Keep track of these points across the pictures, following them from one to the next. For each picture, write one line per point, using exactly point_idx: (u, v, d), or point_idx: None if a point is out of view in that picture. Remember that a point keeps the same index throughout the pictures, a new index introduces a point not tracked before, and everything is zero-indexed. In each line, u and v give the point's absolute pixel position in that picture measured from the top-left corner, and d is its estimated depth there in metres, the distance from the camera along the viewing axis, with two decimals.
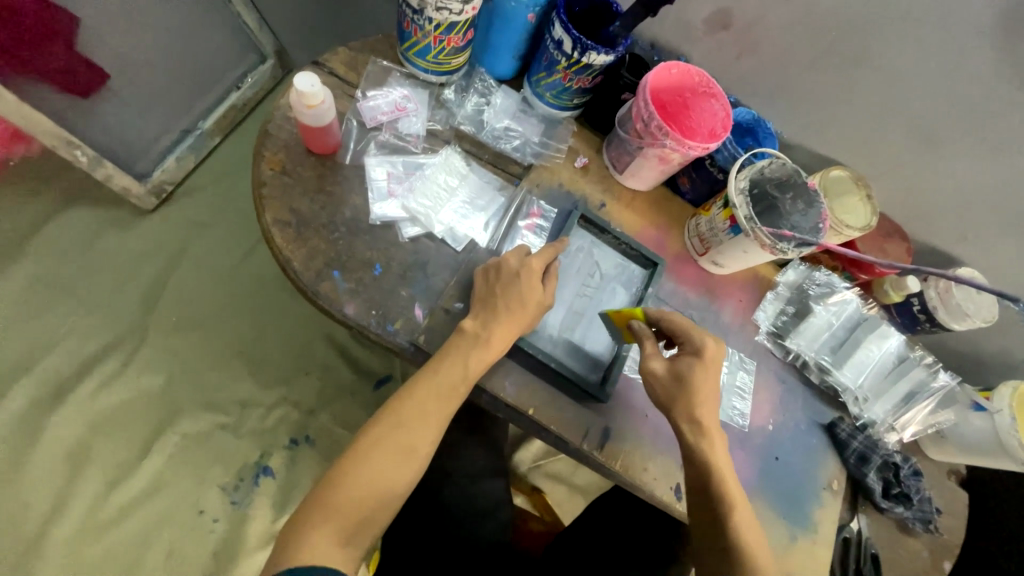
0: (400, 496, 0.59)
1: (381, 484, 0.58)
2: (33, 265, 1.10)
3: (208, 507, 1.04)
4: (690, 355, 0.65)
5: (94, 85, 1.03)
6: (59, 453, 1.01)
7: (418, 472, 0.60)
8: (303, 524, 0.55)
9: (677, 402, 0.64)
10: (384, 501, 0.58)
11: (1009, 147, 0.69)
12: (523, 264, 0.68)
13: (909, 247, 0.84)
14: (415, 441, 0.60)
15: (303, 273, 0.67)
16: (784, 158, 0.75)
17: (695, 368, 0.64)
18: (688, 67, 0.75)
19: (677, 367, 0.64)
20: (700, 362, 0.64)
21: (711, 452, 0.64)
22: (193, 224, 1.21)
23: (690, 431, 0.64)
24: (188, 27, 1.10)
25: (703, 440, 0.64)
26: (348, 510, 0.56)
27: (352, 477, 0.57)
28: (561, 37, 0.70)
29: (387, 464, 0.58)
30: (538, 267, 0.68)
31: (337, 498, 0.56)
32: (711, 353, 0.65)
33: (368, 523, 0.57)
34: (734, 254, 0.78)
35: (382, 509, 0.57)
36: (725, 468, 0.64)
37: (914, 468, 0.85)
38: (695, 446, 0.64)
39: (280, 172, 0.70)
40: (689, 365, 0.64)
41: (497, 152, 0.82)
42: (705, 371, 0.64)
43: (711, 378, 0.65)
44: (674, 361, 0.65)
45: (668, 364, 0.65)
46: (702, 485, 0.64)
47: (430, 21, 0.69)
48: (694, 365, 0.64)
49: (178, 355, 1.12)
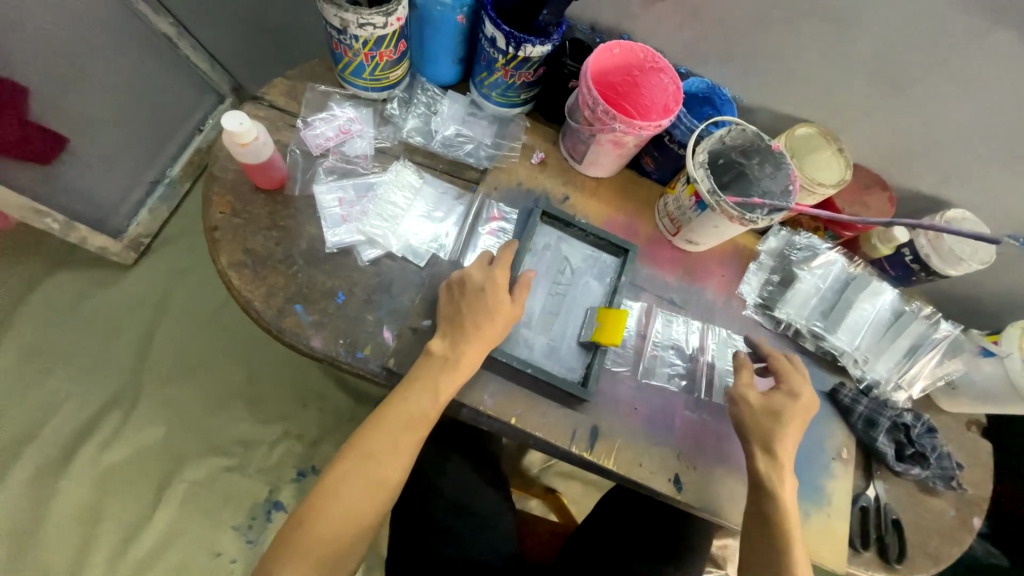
0: (374, 526, 0.59)
1: (354, 518, 0.57)
2: (22, 336, 1.11)
3: (225, 548, 1.05)
4: (783, 392, 0.68)
5: (53, 150, 1.02)
6: (70, 518, 1.01)
7: (390, 502, 0.60)
8: (273, 565, 0.54)
9: (752, 430, 0.66)
10: (358, 533, 0.57)
11: (978, 78, 0.65)
12: (487, 278, 0.66)
13: (890, 196, 0.80)
14: (386, 472, 0.59)
15: (264, 313, 0.66)
16: (743, 124, 0.72)
17: (789, 405, 0.67)
18: (630, 45, 0.72)
19: (771, 400, 0.67)
20: (795, 403, 0.67)
21: (780, 484, 0.64)
22: (174, 273, 1.21)
23: (762, 458, 0.65)
24: (139, 78, 1.11)
25: (774, 470, 0.64)
26: (322, 549, 0.55)
27: (323, 516, 0.56)
28: (493, 35, 0.68)
29: (359, 498, 0.57)
30: (502, 278, 0.66)
31: (308, 538, 0.55)
32: (805, 398, 0.68)
33: (345, 555, 0.57)
34: (705, 230, 0.75)
35: (355, 541, 0.57)
36: (790, 500, 0.64)
37: (927, 424, 0.81)
38: (762, 471, 0.64)
39: (230, 213, 0.69)
40: (780, 400, 0.67)
41: (451, 160, 0.80)
42: (796, 408, 0.67)
43: (800, 419, 0.67)
44: (769, 395, 0.68)
45: (761, 395, 0.68)
46: (761, 515, 0.63)
47: (356, 39, 0.67)
48: (787, 401, 0.67)
49: (177, 404, 1.12)
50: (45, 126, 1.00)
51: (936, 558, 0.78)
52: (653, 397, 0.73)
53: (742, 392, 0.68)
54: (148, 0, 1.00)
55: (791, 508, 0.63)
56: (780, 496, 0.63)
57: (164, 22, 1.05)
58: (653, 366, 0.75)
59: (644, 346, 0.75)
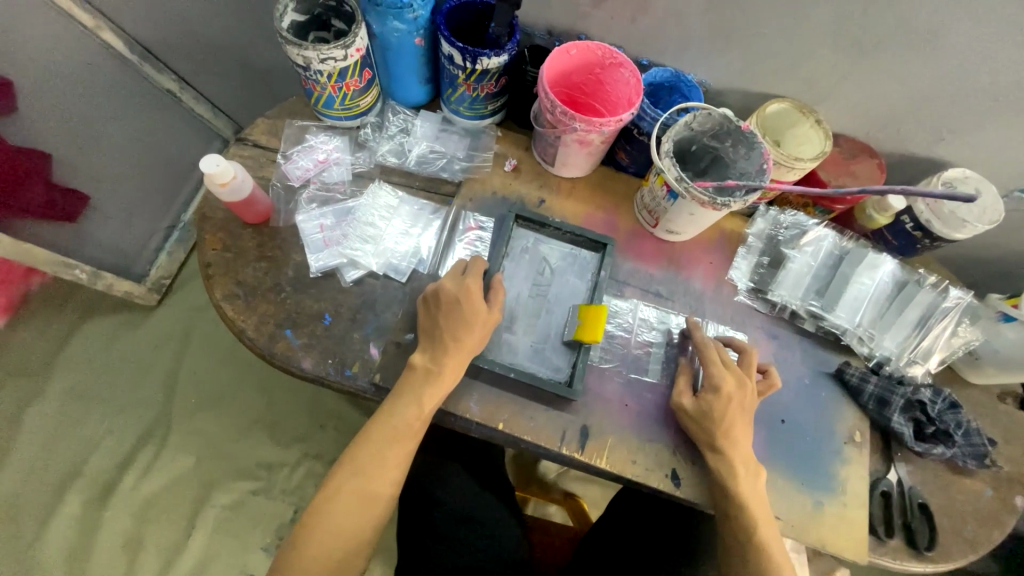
0: (369, 541, 0.61)
1: (346, 536, 0.59)
2: (64, 380, 1.20)
3: (255, 569, 1.10)
4: (709, 391, 0.66)
5: (78, 208, 1.10)
6: (113, 548, 1.08)
7: (383, 518, 0.62)
8: None
9: (697, 435, 0.66)
10: (352, 550, 0.59)
11: (947, 32, 0.62)
12: (461, 287, 0.66)
13: (880, 163, 0.77)
14: (375, 489, 0.61)
15: (257, 339, 0.70)
16: (709, 108, 0.69)
17: (719, 404, 0.65)
18: (586, 44, 0.71)
19: (701, 402, 0.66)
20: (721, 400, 0.65)
21: (734, 479, 0.63)
22: (194, 309, 1.28)
23: (715, 456, 0.64)
24: (152, 133, 1.19)
25: (725, 467, 0.64)
26: (318, 567, 0.57)
27: (315, 536, 0.58)
28: (450, 53, 0.70)
29: (349, 516, 0.59)
30: (476, 286, 0.66)
31: (303, 558, 0.57)
32: (730, 390, 0.65)
33: (343, 572, 0.59)
34: (683, 218, 0.74)
35: (351, 559, 0.59)
36: (748, 492, 0.63)
37: (950, 400, 0.76)
38: (715, 468, 0.64)
39: (221, 249, 0.74)
40: (711, 402, 0.65)
41: (426, 177, 0.82)
42: (728, 406, 0.65)
43: (736, 414, 0.65)
44: (700, 395, 0.66)
45: (694, 398, 0.67)
46: (742, 513, 0.62)
47: (321, 74, 0.70)
48: (715, 401, 0.65)
49: (204, 434, 1.18)
50: (69, 186, 1.08)
51: (975, 543, 0.72)
52: (644, 392, 0.72)
53: (678, 404, 0.67)
54: (150, 62, 1.07)
55: (749, 496, 0.63)
56: (736, 491, 0.63)
57: (166, 79, 1.11)
58: (642, 361, 0.74)
59: (631, 340, 0.75)
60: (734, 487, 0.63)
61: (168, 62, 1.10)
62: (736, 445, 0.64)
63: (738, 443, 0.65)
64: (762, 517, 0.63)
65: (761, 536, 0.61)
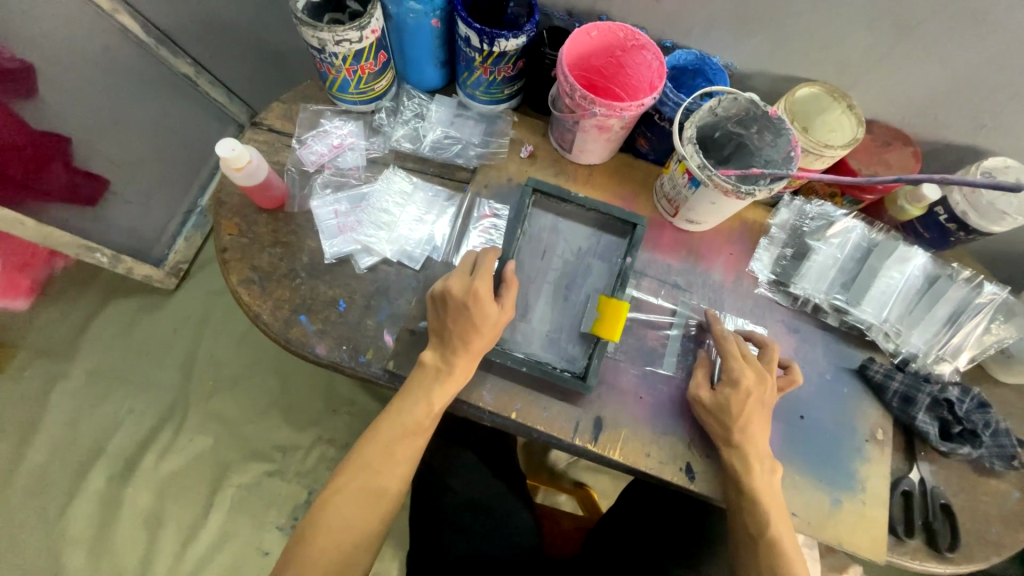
0: (379, 534, 0.61)
1: (354, 529, 0.59)
2: (86, 360, 1.23)
3: (271, 547, 1.13)
4: (726, 386, 0.64)
5: (98, 191, 1.10)
6: (136, 522, 1.11)
7: (392, 508, 0.62)
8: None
9: (711, 429, 0.65)
10: (361, 541, 0.59)
11: (995, 12, 0.58)
12: (469, 290, 0.63)
13: (915, 151, 0.74)
14: (383, 484, 0.61)
15: (273, 324, 0.70)
16: (735, 92, 0.66)
17: (738, 401, 0.63)
18: (607, 26, 0.68)
19: (719, 396, 0.64)
20: (738, 397, 0.63)
21: (749, 477, 0.62)
22: (211, 294, 1.30)
23: (729, 454, 0.63)
24: (170, 119, 1.19)
25: (740, 462, 0.63)
26: (327, 558, 0.57)
27: (325, 528, 0.59)
28: (467, 34, 0.67)
29: (358, 510, 0.60)
30: (484, 289, 0.63)
31: (312, 549, 0.57)
32: (749, 384, 0.64)
33: (354, 562, 0.59)
34: (705, 207, 0.71)
35: (359, 551, 0.59)
36: (764, 489, 0.62)
37: (980, 399, 0.72)
38: (729, 464, 0.63)
39: (237, 235, 0.74)
40: (729, 397, 0.64)
41: (441, 163, 0.81)
42: (745, 401, 0.63)
43: (753, 409, 0.64)
44: (717, 390, 0.65)
45: (712, 392, 0.65)
46: (756, 511, 0.61)
47: (336, 56, 0.69)
48: (731, 397, 0.63)
49: (222, 416, 1.21)
50: (89, 170, 1.07)
51: (999, 547, 0.70)
52: (659, 385, 0.71)
53: (695, 397, 0.66)
54: (166, 45, 1.06)
55: (765, 494, 0.62)
56: (751, 488, 0.62)
57: (182, 64, 1.11)
58: (659, 352, 0.73)
59: (648, 332, 0.74)
60: (751, 483, 0.62)
61: (184, 46, 1.09)
62: (751, 441, 0.63)
63: (754, 439, 0.64)
64: (777, 517, 0.61)
65: (775, 537, 0.60)
